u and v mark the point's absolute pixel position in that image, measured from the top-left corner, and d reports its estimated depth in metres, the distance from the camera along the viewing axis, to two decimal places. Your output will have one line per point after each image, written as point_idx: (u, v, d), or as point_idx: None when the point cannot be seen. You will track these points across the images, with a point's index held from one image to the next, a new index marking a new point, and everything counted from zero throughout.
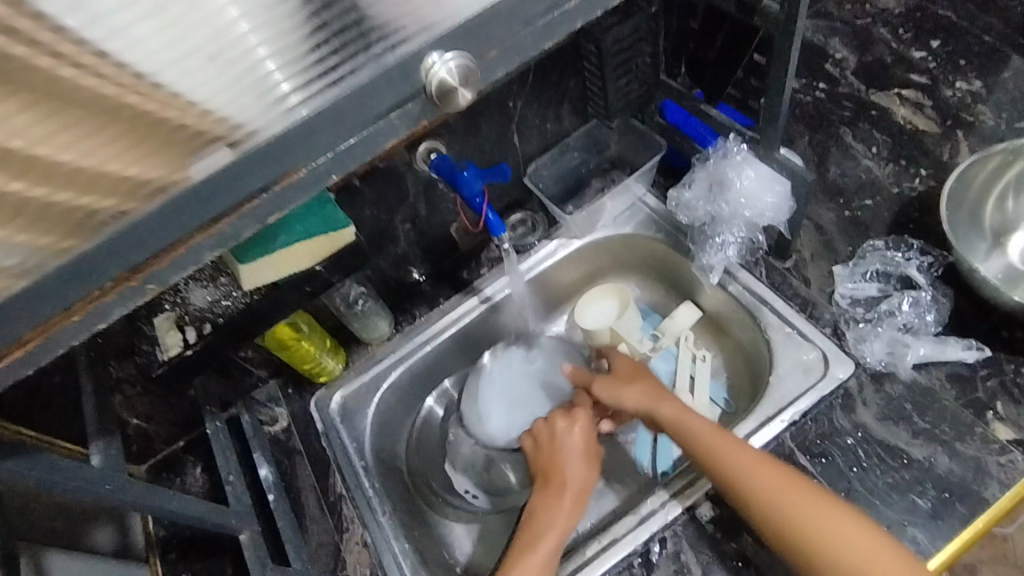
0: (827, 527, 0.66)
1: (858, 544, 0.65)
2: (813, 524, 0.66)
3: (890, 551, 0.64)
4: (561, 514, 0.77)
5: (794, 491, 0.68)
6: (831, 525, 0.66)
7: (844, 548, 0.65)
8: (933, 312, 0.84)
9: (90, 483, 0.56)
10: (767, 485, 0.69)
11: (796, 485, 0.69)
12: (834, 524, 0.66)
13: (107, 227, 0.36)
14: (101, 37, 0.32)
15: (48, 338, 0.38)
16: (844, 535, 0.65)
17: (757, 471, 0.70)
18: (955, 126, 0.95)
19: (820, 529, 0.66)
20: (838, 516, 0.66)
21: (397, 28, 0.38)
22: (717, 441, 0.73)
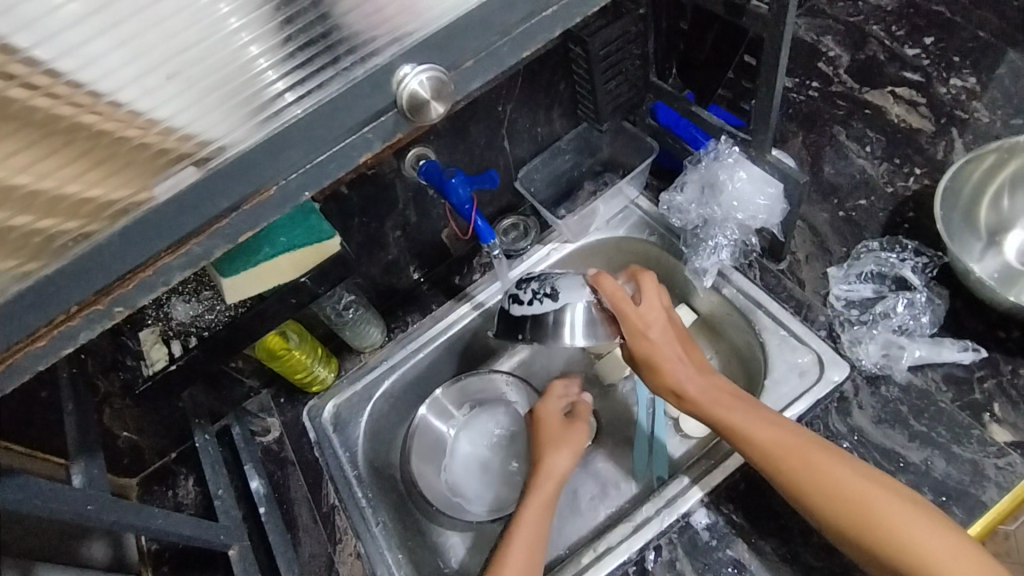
0: (868, 500, 0.64)
1: (904, 516, 0.63)
2: (854, 497, 0.64)
3: (933, 521, 0.62)
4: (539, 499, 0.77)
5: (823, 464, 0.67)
6: (873, 497, 0.64)
7: (892, 521, 0.62)
8: (928, 313, 0.83)
9: (72, 503, 0.55)
10: (804, 461, 0.67)
11: (833, 459, 0.67)
12: (875, 497, 0.64)
13: (68, 250, 0.35)
14: (52, 56, 0.31)
15: (13, 363, 0.37)
16: (889, 508, 0.63)
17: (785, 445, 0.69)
18: (949, 124, 0.94)
19: (862, 502, 0.64)
20: (878, 488, 0.65)
21: (368, 40, 0.37)
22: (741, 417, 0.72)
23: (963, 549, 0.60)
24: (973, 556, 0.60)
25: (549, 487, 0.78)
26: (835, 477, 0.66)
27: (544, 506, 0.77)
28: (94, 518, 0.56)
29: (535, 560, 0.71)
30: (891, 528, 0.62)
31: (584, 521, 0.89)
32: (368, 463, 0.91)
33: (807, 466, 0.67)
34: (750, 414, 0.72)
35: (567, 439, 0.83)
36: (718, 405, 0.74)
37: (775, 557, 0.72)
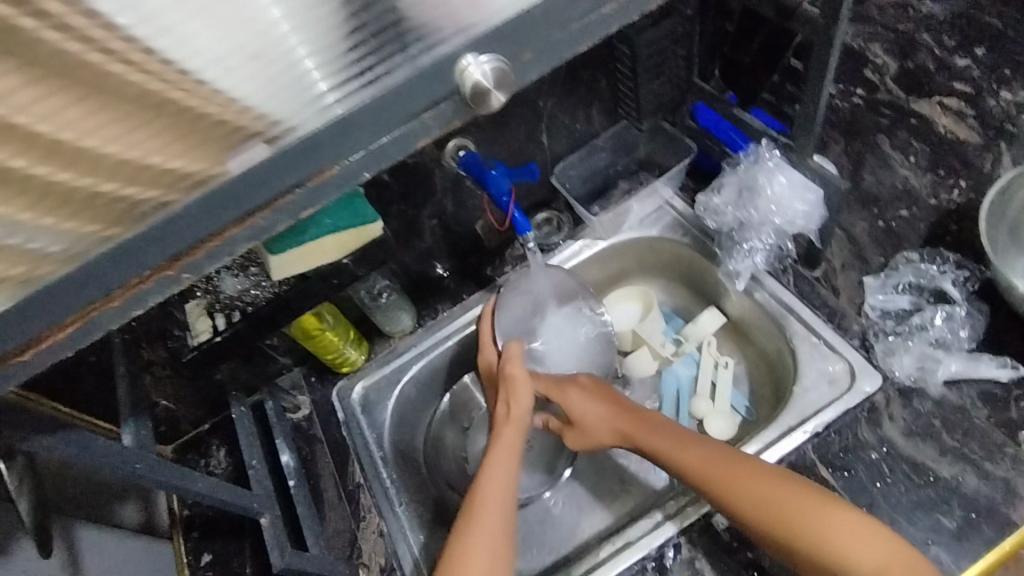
0: (829, 527, 0.64)
1: (863, 540, 0.63)
2: (816, 525, 0.64)
3: (843, 514, 0.65)
4: (501, 459, 0.79)
5: (789, 495, 0.66)
6: (788, 494, 0.66)
7: (853, 547, 0.63)
8: (967, 327, 0.81)
9: (121, 461, 0.57)
10: (762, 491, 0.67)
11: (746, 464, 0.70)
12: (830, 520, 0.64)
13: (148, 217, 0.37)
14: (149, 34, 0.33)
15: (88, 321, 0.40)
16: (800, 505, 0.65)
17: (747, 479, 0.69)
18: (999, 137, 0.91)
19: (823, 531, 0.64)
20: (842, 514, 0.64)
21: (434, 31, 0.39)
22: (710, 465, 0.71)
23: (874, 538, 0.63)
24: (882, 542, 0.62)
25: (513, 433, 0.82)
26: (777, 495, 0.67)
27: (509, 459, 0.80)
28: (141, 475, 0.58)
29: (509, 506, 0.75)
30: (802, 524, 0.64)
31: (604, 518, 0.90)
32: (393, 445, 0.94)
33: (722, 469, 0.70)
34: (680, 442, 0.76)
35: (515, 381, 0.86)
36: (676, 452, 0.75)
37: None
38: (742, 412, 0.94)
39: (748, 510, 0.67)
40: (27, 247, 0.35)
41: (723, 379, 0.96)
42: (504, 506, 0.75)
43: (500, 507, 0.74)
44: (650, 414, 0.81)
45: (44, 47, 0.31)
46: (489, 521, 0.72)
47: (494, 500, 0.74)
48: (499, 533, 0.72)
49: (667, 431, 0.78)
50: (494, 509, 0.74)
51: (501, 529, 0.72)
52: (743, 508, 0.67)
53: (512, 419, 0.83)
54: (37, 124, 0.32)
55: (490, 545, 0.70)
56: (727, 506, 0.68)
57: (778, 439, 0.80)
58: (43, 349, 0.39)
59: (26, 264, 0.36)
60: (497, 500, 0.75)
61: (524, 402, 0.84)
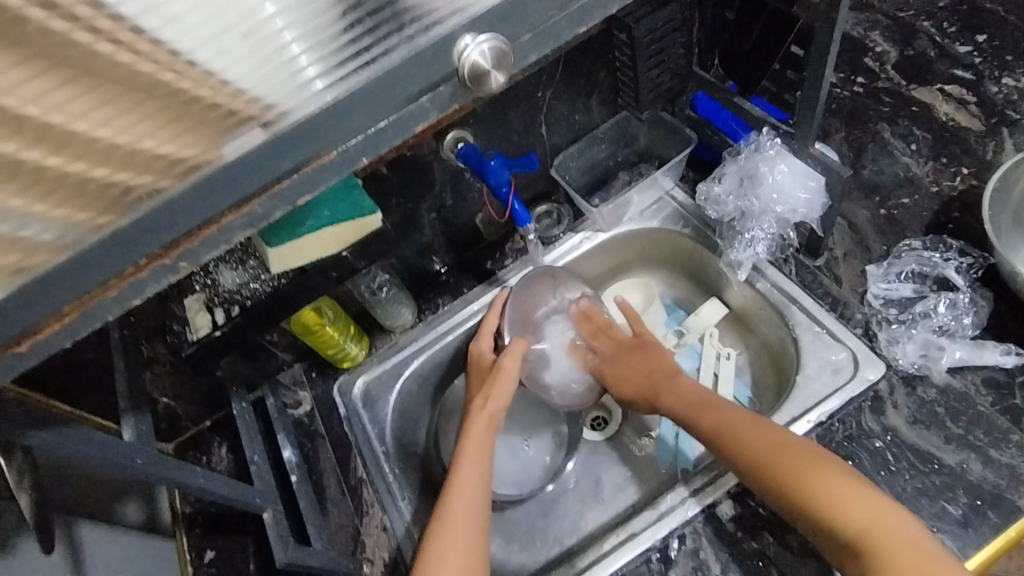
0: (824, 484, 0.64)
1: (856, 500, 0.62)
2: (811, 481, 0.64)
3: (839, 474, 0.64)
4: (474, 454, 0.78)
5: (789, 452, 0.67)
6: (790, 449, 0.67)
7: (845, 506, 0.62)
8: (970, 314, 0.81)
9: (121, 457, 0.56)
10: (765, 446, 0.68)
11: (755, 420, 0.72)
12: (826, 480, 0.64)
13: (141, 204, 0.37)
14: (137, 13, 0.32)
15: (85, 312, 0.39)
16: (800, 459, 0.66)
17: (754, 436, 0.70)
18: (1000, 124, 0.91)
19: (818, 488, 0.64)
20: (839, 476, 0.64)
21: (431, 11, 0.39)
22: (721, 422, 0.73)
23: (865, 502, 0.62)
24: (873, 506, 0.61)
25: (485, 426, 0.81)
26: (778, 451, 0.67)
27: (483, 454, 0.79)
28: (142, 471, 0.58)
29: (482, 502, 0.75)
30: (798, 478, 0.65)
31: (606, 511, 0.89)
32: (394, 439, 0.93)
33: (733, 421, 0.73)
34: (702, 399, 0.78)
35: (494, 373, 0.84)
36: (696, 411, 0.77)
37: (801, 551, 0.71)
38: (745, 403, 0.94)
39: (750, 463, 0.68)
40: (20, 235, 0.35)
41: (725, 370, 0.95)
42: (476, 500, 0.74)
43: (472, 501, 0.74)
44: (676, 377, 0.83)
45: (29, 27, 0.30)
46: (461, 517, 0.72)
47: (465, 494, 0.74)
48: (469, 526, 0.72)
49: (689, 390, 0.80)
50: (464, 503, 0.74)
51: (473, 526, 0.72)
52: (746, 460, 0.69)
53: (488, 412, 0.82)
54: (25, 106, 0.32)
55: (462, 538, 0.70)
56: (732, 458, 0.70)
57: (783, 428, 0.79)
58: (41, 340, 0.39)
59: (18, 252, 0.35)
60: (469, 497, 0.74)
61: (501, 395, 0.83)
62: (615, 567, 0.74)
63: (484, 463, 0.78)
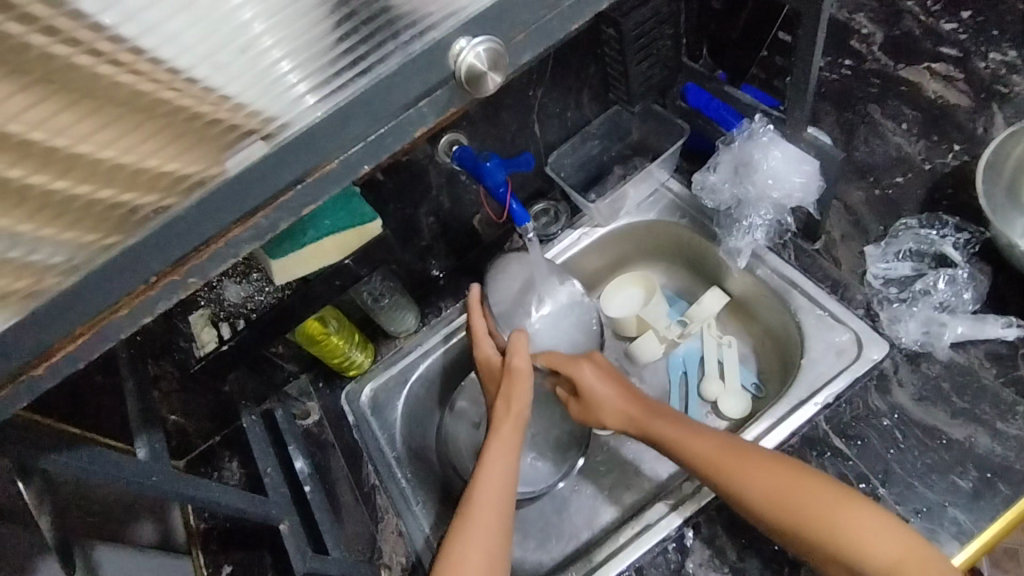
0: (843, 520, 0.64)
1: (877, 533, 0.63)
2: (830, 518, 0.64)
3: (857, 507, 0.64)
4: (498, 458, 0.78)
5: (801, 488, 0.66)
6: (802, 487, 0.66)
7: (867, 541, 0.63)
8: (970, 289, 0.81)
9: (138, 475, 0.57)
10: (773, 484, 0.67)
11: (758, 457, 0.70)
12: (844, 513, 0.64)
13: (148, 222, 0.37)
14: (137, 34, 0.33)
15: (98, 332, 0.40)
16: (815, 499, 0.65)
17: (760, 473, 0.68)
18: (989, 99, 0.91)
19: (837, 525, 0.64)
20: (855, 508, 0.64)
21: (424, 16, 0.39)
22: (718, 458, 0.71)
23: (886, 532, 0.63)
24: (894, 536, 0.62)
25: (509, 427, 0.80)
26: (791, 488, 0.67)
27: (507, 454, 0.79)
28: (159, 488, 0.58)
29: (506, 506, 0.75)
30: (817, 518, 0.64)
31: (618, 505, 0.90)
32: (406, 444, 0.95)
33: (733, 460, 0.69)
34: (690, 433, 0.74)
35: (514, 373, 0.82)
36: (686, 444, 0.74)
37: None
38: (751, 389, 0.94)
39: (761, 504, 0.67)
40: (30, 259, 0.35)
41: (729, 357, 0.96)
42: (501, 502, 0.75)
43: (496, 505, 0.74)
44: (660, 406, 0.80)
45: (33, 53, 0.31)
46: (484, 518, 0.72)
47: (489, 498, 0.74)
48: (495, 531, 0.72)
49: (676, 420, 0.77)
50: (489, 508, 0.74)
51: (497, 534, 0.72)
52: (755, 502, 0.67)
53: (513, 412, 0.81)
54: (30, 132, 0.32)
55: (488, 542, 0.71)
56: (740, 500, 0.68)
57: (791, 412, 0.80)
58: (55, 363, 0.39)
59: (30, 276, 0.36)
60: (494, 503, 0.74)
61: (525, 392, 0.81)
62: (633, 559, 0.75)
63: (509, 463, 0.78)
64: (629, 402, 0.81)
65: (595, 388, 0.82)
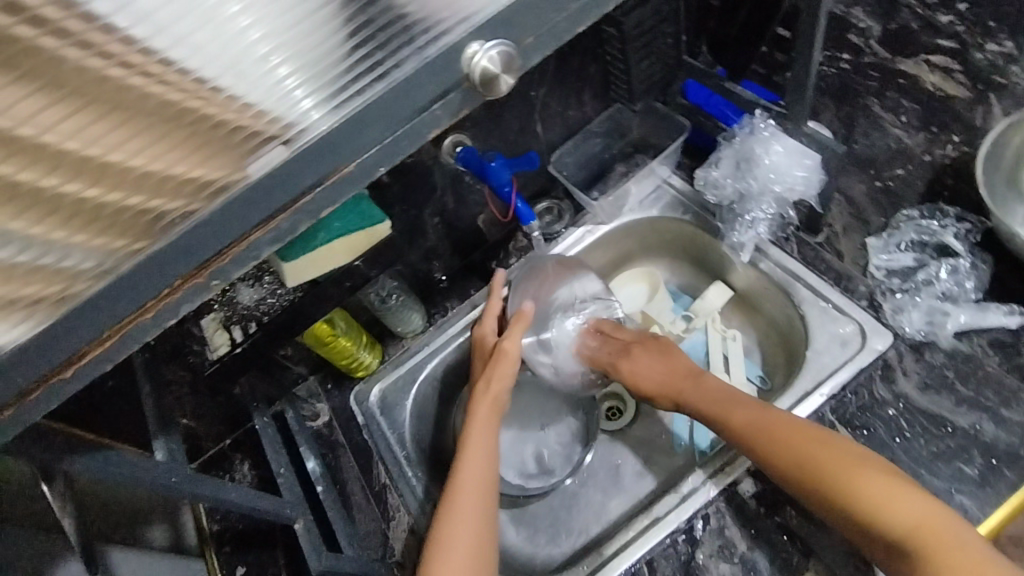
0: (866, 486, 0.64)
1: (899, 500, 0.63)
2: (852, 483, 0.65)
3: (882, 477, 0.64)
4: (478, 439, 0.81)
5: (831, 454, 0.67)
6: (829, 449, 0.68)
7: (887, 507, 0.62)
8: (972, 279, 0.82)
9: (157, 476, 0.58)
10: (802, 448, 0.68)
11: (791, 424, 0.71)
12: (867, 480, 0.64)
13: (173, 227, 0.38)
14: (166, 46, 0.34)
15: (124, 335, 0.40)
16: (842, 467, 0.66)
17: (789, 437, 0.70)
18: (988, 90, 0.92)
19: (859, 489, 0.64)
20: (880, 477, 0.64)
21: (438, 21, 0.40)
22: (753, 423, 0.73)
23: (908, 502, 0.62)
24: (917, 506, 0.62)
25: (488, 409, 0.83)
26: (821, 453, 0.67)
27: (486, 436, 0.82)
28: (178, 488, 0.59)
29: (486, 487, 0.77)
30: (841, 482, 0.65)
31: (626, 498, 0.91)
32: (415, 443, 0.95)
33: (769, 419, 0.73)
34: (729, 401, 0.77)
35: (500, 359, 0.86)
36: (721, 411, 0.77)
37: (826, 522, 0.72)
38: (757, 382, 0.95)
39: (784, 467, 0.69)
40: (61, 266, 0.36)
41: (734, 351, 0.97)
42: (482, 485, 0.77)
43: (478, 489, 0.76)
44: (702, 377, 0.83)
45: (67, 66, 0.32)
46: (463, 498, 0.75)
47: (469, 479, 0.77)
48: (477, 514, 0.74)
49: (716, 389, 0.80)
50: (468, 488, 0.76)
51: (476, 512, 0.74)
52: (779, 464, 0.69)
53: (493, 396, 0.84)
54: (64, 142, 0.33)
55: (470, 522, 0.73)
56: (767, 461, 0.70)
57: (796, 404, 0.81)
58: (84, 366, 0.40)
59: (60, 282, 0.36)
60: (474, 484, 0.76)
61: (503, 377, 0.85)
62: (644, 552, 0.76)
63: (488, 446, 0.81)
64: (670, 377, 0.85)
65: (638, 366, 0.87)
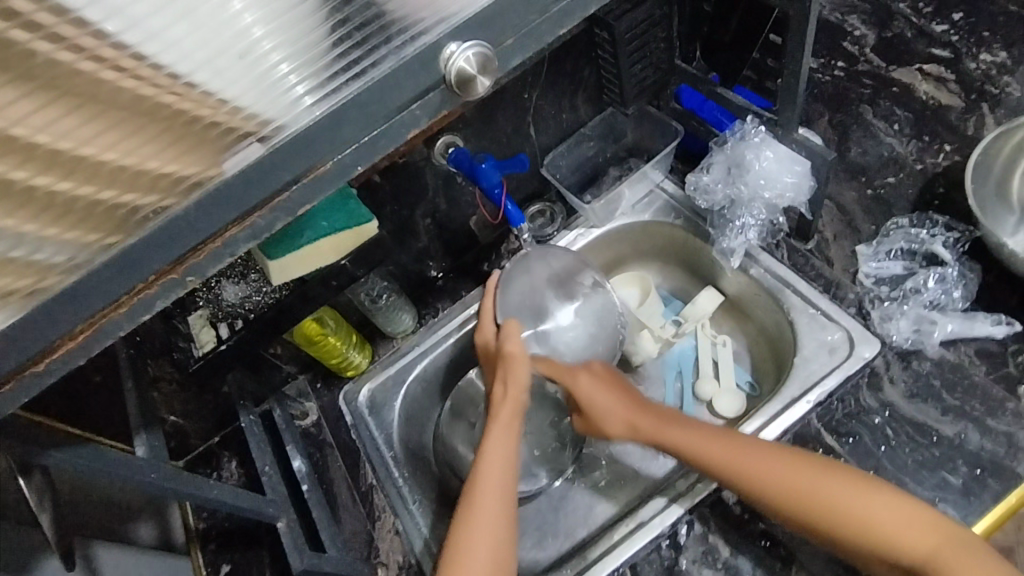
0: (876, 515, 0.65)
1: (909, 523, 0.64)
2: (866, 512, 0.65)
3: (891, 501, 0.65)
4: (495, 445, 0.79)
5: (833, 485, 0.67)
6: (824, 484, 0.67)
7: (900, 532, 0.64)
8: (960, 288, 0.82)
9: (137, 472, 0.58)
10: (801, 483, 0.68)
11: (775, 457, 0.70)
12: (876, 504, 0.65)
13: (148, 222, 0.38)
14: (139, 41, 0.34)
15: (98, 330, 0.41)
16: (853, 495, 0.66)
17: (782, 471, 0.69)
18: (980, 100, 0.92)
19: (872, 519, 0.65)
20: (890, 500, 0.65)
21: (416, 21, 0.40)
22: (739, 460, 0.71)
23: (919, 523, 0.64)
24: (926, 527, 0.63)
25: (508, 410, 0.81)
26: (823, 485, 0.67)
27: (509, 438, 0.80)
28: (158, 485, 0.59)
29: (509, 492, 0.76)
30: (851, 515, 0.65)
31: (612, 503, 0.91)
32: (402, 444, 0.94)
33: (751, 463, 0.70)
34: (703, 437, 0.74)
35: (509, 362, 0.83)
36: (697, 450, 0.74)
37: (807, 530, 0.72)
38: (745, 388, 0.95)
39: (787, 506, 0.68)
40: (33, 259, 0.36)
41: (723, 356, 0.97)
42: (501, 495, 0.75)
43: (499, 498, 0.74)
44: (665, 410, 0.81)
45: (38, 59, 0.32)
46: (486, 506, 0.74)
47: (491, 486, 0.75)
48: (497, 524, 0.73)
49: (681, 424, 0.78)
50: (491, 496, 0.75)
51: (500, 517, 0.73)
52: (781, 504, 0.68)
53: (511, 397, 0.82)
54: (35, 135, 0.33)
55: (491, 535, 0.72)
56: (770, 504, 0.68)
57: (783, 410, 0.80)
58: (56, 360, 0.40)
59: (32, 275, 0.36)
60: (497, 490, 0.75)
61: (521, 378, 0.82)
62: (627, 556, 0.75)
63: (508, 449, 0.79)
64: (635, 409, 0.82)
65: (597, 395, 0.84)
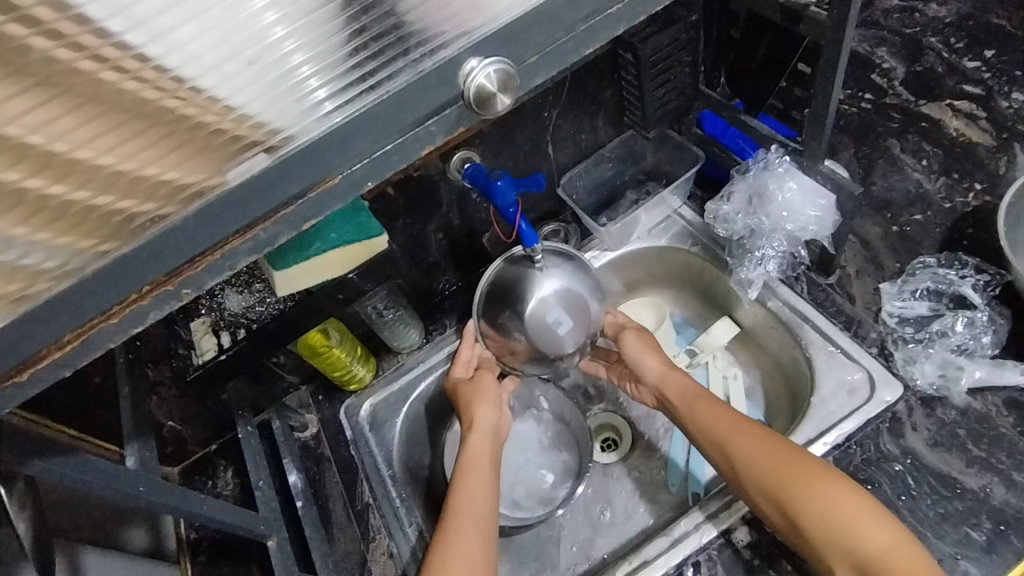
0: (838, 504, 0.63)
1: (867, 523, 0.61)
2: (827, 498, 0.63)
3: (860, 500, 0.63)
4: (473, 474, 0.77)
5: (802, 465, 0.66)
6: (796, 462, 0.66)
7: (854, 526, 0.61)
8: (989, 333, 0.79)
9: (123, 484, 0.56)
10: (770, 453, 0.68)
11: (759, 430, 0.70)
12: (837, 495, 0.63)
13: (144, 230, 0.37)
14: (144, 41, 0.33)
15: (87, 339, 0.39)
16: (819, 482, 0.64)
17: (757, 441, 0.69)
18: (1012, 139, 0.89)
19: (830, 507, 0.63)
20: (853, 495, 0.63)
21: (437, 34, 0.39)
22: (725, 423, 0.72)
23: (878, 527, 0.61)
24: (884, 531, 0.61)
25: (485, 440, 0.81)
26: (792, 462, 0.66)
27: (485, 464, 0.79)
28: (146, 498, 0.57)
29: (490, 528, 0.73)
30: (809, 496, 0.64)
31: (616, 536, 0.87)
32: (402, 463, 0.92)
33: (732, 429, 0.71)
34: (704, 399, 0.76)
35: (479, 391, 0.85)
36: (692, 406, 0.76)
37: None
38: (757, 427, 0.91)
39: (751, 469, 0.68)
40: (21, 264, 0.35)
41: (735, 391, 0.93)
42: (483, 523, 0.73)
43: (479, 530, 0.72)
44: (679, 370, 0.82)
45: (35, 56, 0.31)
46: (465, 536, 0.71)
47: (472, 522, 0.72)
48: (474, 551, 0.70)
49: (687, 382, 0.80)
50: (472, 529, 0.72)
51: (480, 547, 0.71)
52: (746, 465, 0.68)
53: (481, 427, 0.82)
54: (29, 135, 0.32)
55: (466, 556, 0.69)
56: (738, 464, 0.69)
57: None
58: (42, 369, 0.39)
59: (21, 281, 0.35)
60: (478, 518, 0.73)
61: (487, 413, 0.83)
62: None
63: (490, 476, 0.78)
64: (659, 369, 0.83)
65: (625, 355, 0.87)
